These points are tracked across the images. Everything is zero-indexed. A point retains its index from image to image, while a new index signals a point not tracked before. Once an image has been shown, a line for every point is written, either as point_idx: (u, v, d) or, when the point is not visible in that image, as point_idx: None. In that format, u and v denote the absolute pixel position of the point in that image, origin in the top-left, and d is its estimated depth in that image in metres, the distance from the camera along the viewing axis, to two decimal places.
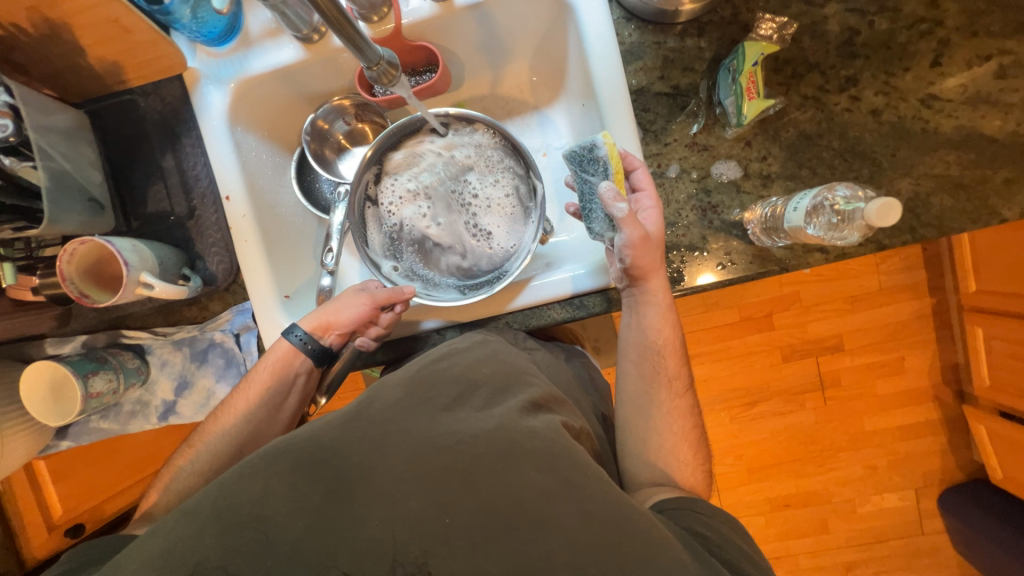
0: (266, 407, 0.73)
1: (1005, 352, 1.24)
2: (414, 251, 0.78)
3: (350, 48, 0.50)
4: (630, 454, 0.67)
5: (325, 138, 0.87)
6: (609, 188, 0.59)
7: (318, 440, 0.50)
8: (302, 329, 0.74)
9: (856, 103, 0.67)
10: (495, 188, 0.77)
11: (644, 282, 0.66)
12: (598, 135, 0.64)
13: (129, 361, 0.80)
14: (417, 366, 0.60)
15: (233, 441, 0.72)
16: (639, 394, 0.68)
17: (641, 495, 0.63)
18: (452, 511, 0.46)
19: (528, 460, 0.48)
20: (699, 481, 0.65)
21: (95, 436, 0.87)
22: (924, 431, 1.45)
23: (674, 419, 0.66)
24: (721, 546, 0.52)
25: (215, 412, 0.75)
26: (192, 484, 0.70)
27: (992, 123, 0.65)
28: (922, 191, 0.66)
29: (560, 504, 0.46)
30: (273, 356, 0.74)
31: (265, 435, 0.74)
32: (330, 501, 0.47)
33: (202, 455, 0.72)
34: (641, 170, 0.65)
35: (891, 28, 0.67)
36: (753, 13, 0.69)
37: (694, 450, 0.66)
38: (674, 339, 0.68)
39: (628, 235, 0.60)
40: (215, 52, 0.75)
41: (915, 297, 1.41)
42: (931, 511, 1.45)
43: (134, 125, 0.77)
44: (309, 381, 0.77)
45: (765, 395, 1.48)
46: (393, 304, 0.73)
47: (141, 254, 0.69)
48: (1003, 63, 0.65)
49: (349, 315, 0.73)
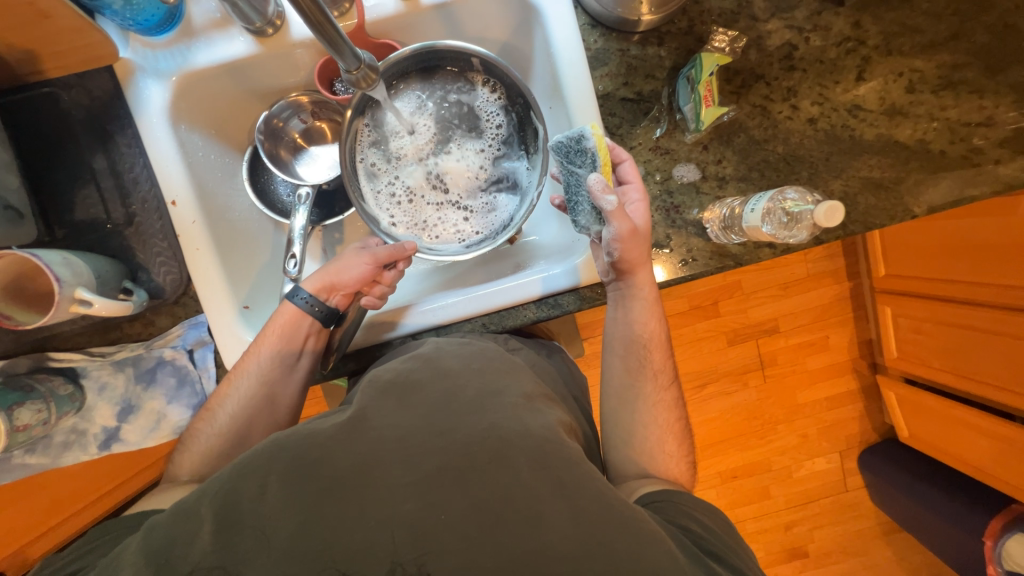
0: (277, 369, 0.70)
1: (910, 327, 1.43)
2: (414, 205, 0.78)
3: (328, 48, 0.45)
4: (616, 448, 0.71)
5: (279, 137, 0.82)
6: (598, 180, 0.62)
7: (314, 438, 0.52)
8: (306, 292, 0.72)
9: (796, 112, 0.75)
10: (486, 141, 0.78)
11: (631, 275, 0.69)
12: (586, 128, 0.66)
13: (61, 387, 0.71)
14: (413, 365, 0.62)
15: (247, 403, 0.68)
16: (625, 387, 0.72)
17: (628, 487, 0.67)
18: (448, 508, 0.47)
19: (523, 458, 0.50)
20: (682, 472, 0.69)
21: (19, 473, 0.77)
22: (847, 400, 1.64)
23: (659, 411, 0.71)
24: (706, 538, 0.56)
25: (225, 377, 0.70)
26: (212, 447, 0.66)
27: (904, 132, 0.75)
28: (851, 191, 0.75)
29: (554, 501, 0.48)
30: (280, 320, 0.71)
31: (282, 394, 0.71)
32: (325, 499, 0.48)
33: (220, 418, 0.68)
34: (629, 163, 0.68)
35: (823, 45, 0.74)
36: (706, 26, 0.73)
37: (678, 442, 0.70)
38: (659, 332, 0.72)
39: (617, 228, 0.63)
40: (152, 42, 0.69)
41: (836, 281, 1.58)
42: (853, 470, 1.65)
43: (55, 121, 0.69)
44: (318, 343, 0.74)
45: (715, 377, 1.60)
46: (397, 262, 0.74)
47: (74, 268, 0.62)
48: (912, 79, 0.74)
49: (355, 274, 0.72)
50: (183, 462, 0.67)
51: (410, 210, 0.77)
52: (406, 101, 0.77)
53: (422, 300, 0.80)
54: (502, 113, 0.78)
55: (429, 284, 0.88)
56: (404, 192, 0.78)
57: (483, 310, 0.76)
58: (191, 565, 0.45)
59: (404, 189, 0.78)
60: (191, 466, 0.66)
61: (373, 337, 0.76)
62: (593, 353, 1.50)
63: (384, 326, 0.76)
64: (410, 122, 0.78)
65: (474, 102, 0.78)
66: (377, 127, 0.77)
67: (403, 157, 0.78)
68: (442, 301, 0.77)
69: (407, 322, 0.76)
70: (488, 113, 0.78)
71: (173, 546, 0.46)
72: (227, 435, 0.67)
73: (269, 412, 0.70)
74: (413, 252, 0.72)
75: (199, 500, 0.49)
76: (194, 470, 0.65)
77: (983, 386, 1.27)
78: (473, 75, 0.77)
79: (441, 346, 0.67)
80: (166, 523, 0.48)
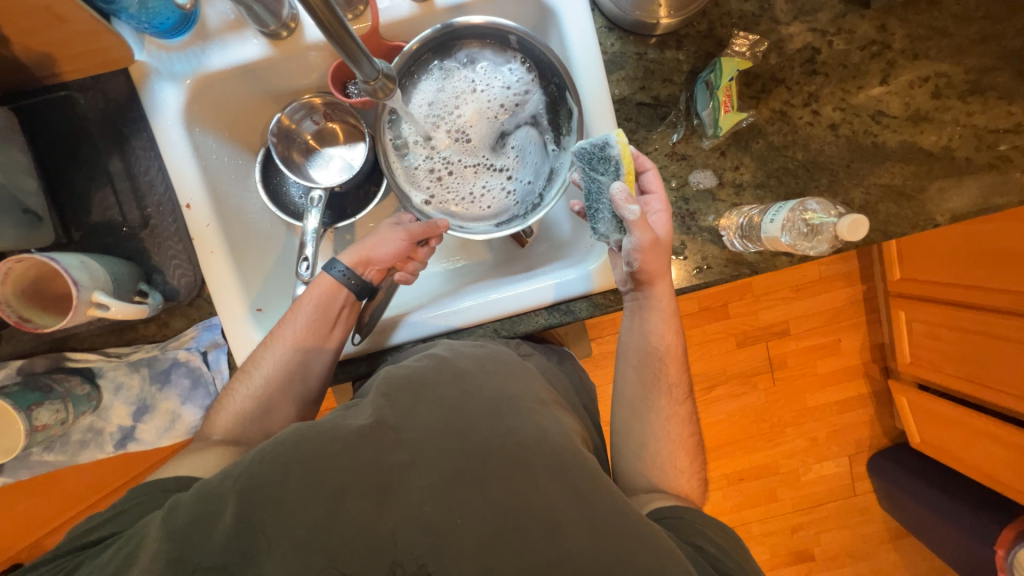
0: (312, 337, 0.70)
1: (925, 332, 1.41)
2: (448, 180, 0.75)
3: (343, 57, 0.45)
4: (627, 459, 0.71)
5: (292, 139, 0.82)
6: (621, 189, 0.61)
7: (339, 433, 0.52)
8: (343, 265, 0.73)
9: (817, 117, 0.73)
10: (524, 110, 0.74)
11: (649, 287, 0.69)
12: (611, 134, 0.64)
13: (78, 387, 0.72)
14: (430, 364, 0.62)
15: (283, 368, 0.69)
16: (638, 398, 0.72)
17: (637, 501, 0.66)
18: (464, 513, 0.48)
19: (540, 464, 0.51)
20: (693, 489, 0.68)
21: (37, 470, 0.79)
22: (858, 404, 1.62)
23: (672, 425, 0.70)
24: (720, 559, 0.55)
25: (264, 340, 0.71)
26: (248, 409, 0.67)
27: (929, 139, 0.73)
28: (871, 199, 0.73)
29: (571, 510, 0.48)
30: (317, 290, 0.72)
31: (313, 364, 0.71)
32: (343, 496, 0.48)
33: (256, 380, 0.68)
34: (652, 172, 0.67)
35: (847, 49, 0.72)
36: (726, 29, 0.72)
37: (689, 458, 0.70)
38: (675, 346, 0.72)
39: (638, 239, 0.62)
40: (168, 45, 0.68)
41: (849, 283, 1.56)
42: (862, 474, 1.63)
43: (72, 124, 0.69)
44: (351, 316, 0.75)
45: (723, 379, 1.58)
46: (430, 240, 0.75)
47: (92, 271, 0.62)
48: (938, 84, 0.72)
49: (391, 248, 0.73)
50: (217, 420, 0.67)
51: (443, 186, 0.74)
52: (433, 75, 0.73)
53: (439, 300, 0.81)
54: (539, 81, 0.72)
55: (441, 286, 0.88)
56: (437, 167, 0.74)
57: (493, 316, 0.76)
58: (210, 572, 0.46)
59: (436, 165, 0.74)
60: (226, 425, 0.66)
61: (376, 343, 0.76)
62: (601, 353, 1.50)
63: (394, 328, 0.76)
64: (441, 96, 0.73)
65: (508, 70, 0.73)
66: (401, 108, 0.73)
67: (437, 133, 0.74)
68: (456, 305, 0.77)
69: (418, 324, 0.76)
70: (523, 81, 0.73)
71: (188, 535, 0.47)
72: (263, 398, 0.67)
73: (301, 381, 0.70)
74: (445, 230, 0.71)
75: (223, 484, 0.49)
76: (226, 431, 0.66)
77: (998, 394, 1.25)
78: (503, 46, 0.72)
79: (455, 346, 0.68)
80: (186, 507, 0.49)
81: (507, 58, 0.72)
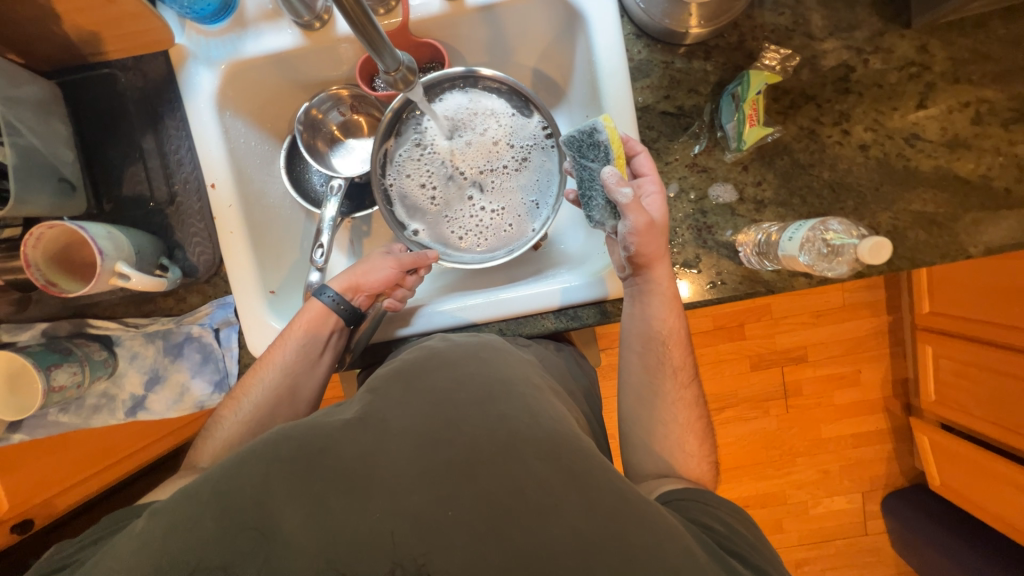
0: (302, 362, 0.72)
1: (952, 371, 1.34)
2: (449, 214, 0.78)
3: (367, 48, 0.46)
4: (636, 446, 0.71)
5: (318, 129, 0.83)
6: (611, 173, 0.61)
7: (319, 432, 0.52)
8: (333, 290, 0.74)
9: (846, 137, 0.71)
10: (523, 155, 0.76)
11: (649, 270, 0.68)
12: (599, 119, 0.65)
13: (96, 352, 0.75)
14: (421, 357, 0.63)
15: (271, 392, 0.71)
16: (643, 383, 0.71)
17: (647, 485, 0.67)
18: (456, 505, 0.47)
19: (530, 451, 0.50)
20: (704, 471, 0.68)
21: (52, 431, 0.81)
22: (875, 439, 1.55)
23: (679, 409, 0.70)
24: (728, 538, 0.55)
25: (252, 367, 0.73)
26: (235, 434, 0.68)
27: (966, 166, 0.69)
28: (900, 224, 0.70)
29: (566, 493, 0.48)
30: (307, 315, 0.73)
31: (302, 389, 0.73)
32: (331, 489, 0.48)
33: (246, 407, 0.70)
34: (642, 155, 0.67)
35: (883, 68, 0.70)
36: (757, 42, 0.71)
37: (699, 442, 0.70)
38: (678, 328, 0.71)
39: (633, 222, 0.62)
40: (206, 30, 0.71)
41: (874, 314, 1.49)
42: (875, 514, 1.56)
43: (111, 101, 0.73)
44: (341, 339, 0.76)
45: (732, 403, 1.54)
46: (419, 268, 0.76)
47: (117, 242, 0.65)
48: (979, 110, 0.69)
49: (381, 275, 0.74)
50: (204, 449, 0.69)
51: (447, 221, 0.78)
52: (449, 108, 0.76)
53: (435, 300, 0.81)
54: (551, 137, 0.75)
55: (437, 283, 0.89)
56: (436, 204, 0.77)
57: (501, 316, 0.76)
58: (190, 543, 0.46)
59: (435, 202, 0.77)
60: (213, 453, 0.68)
61: (384, 331, 0.78)
62: (608, 365, 1.49)
63: (392, 324, 0.78)
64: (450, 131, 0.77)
65: (506, 118, 0.76)
66: (403, 136, 0.77)
67: (432, 171, 0.77)
68: (459, 304, 0.77)
69: (413, 324, 0.77)
70: (535, 132, 0.76)
71: (188, 533, 0.47)
72: (251, 422, 0.69)
73: (290, 404, 0.72)
74: (436, 260, 0.75)
75: (204, 490, 0.49)
76: (212, 458, 0.67)
77: (1010, 433, 1.22)
78: (514, 93, 0.75)
79: (448, 338, 0.69)
80: (172, 509, 0.49)
81: (475, 94, 0.76)
